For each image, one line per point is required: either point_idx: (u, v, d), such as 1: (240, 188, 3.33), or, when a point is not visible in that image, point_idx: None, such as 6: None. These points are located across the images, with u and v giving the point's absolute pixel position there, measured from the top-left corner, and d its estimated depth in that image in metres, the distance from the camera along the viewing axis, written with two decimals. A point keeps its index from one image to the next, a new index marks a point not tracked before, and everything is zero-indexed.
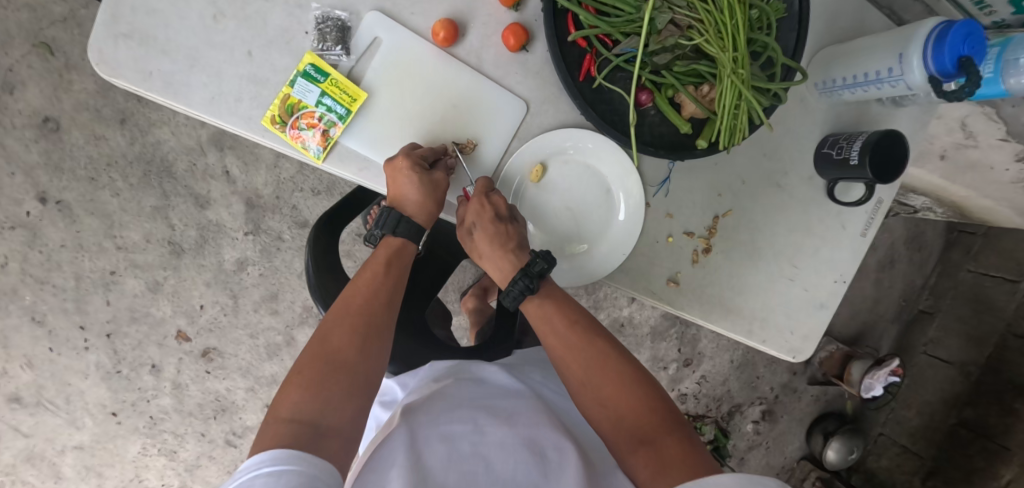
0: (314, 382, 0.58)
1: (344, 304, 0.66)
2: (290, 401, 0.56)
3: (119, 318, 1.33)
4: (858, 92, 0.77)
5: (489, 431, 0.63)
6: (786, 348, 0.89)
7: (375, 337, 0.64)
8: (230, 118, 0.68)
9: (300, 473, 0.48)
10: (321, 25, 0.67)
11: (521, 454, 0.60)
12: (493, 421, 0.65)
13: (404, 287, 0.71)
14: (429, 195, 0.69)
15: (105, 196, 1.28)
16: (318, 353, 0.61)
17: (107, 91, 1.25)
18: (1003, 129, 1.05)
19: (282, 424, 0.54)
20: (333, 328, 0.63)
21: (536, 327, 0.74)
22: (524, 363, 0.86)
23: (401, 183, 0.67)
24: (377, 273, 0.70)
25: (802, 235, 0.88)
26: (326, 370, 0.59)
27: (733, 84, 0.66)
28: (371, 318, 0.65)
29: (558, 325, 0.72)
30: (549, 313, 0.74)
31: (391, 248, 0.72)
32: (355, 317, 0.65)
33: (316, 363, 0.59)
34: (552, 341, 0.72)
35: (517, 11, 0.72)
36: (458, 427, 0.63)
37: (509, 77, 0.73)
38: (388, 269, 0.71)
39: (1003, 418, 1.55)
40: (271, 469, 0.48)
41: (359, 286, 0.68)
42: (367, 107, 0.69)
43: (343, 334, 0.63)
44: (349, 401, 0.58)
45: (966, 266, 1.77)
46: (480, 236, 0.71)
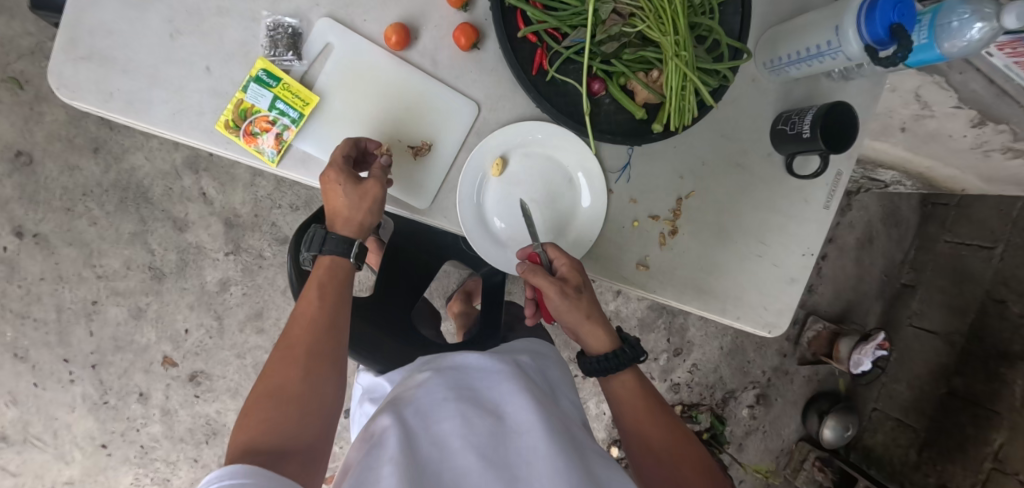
0: (269, 417, 0.59)
1: (293, 325, 0.66)
2: (244, 439, 0.57)
3: (103, 347, 1.32)
4: (803, 67, 0.78)
5: (477, 423, 0.67)
6: (762, 324, 0.91)
7: (328, 354, 0.65)
8: (192, 132, 0.69)
9: (259, 484, 0.49)
10: (273, 32, 0.69)
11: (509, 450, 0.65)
12: (479, 412, 0.69)
13: (350, 300, 0.70)
14: (358, 206, 0.69)
15: (82, 225, 1.28)
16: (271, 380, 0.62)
17: (79, 121, 1.26)
18: (954, 96, 1.07)
19: (239, 461, 0.55)
20: (285, 352, 0.64)
21: (620, 399, 0.74)
22: (509, 349, 0.89)
23: (331, 189, 0.68)
24: (323, 291, 0.68)
25: (768, 213, 0.90)
26: (278, 402, 0.60)
27: (677, 66, 0.68)
28: (318, 341, 0.65)
29: (642, 404, 0.74)
30: (633, 390, 0.75)
31: (325, 269, 0.69)
32: (305, 337, 0.65)
33: (266, 397, 0.60)
34: (612, 385, 0.76)
35: (466, 11, 0.73)
36: (447, 420, 0.67)
37: (465, 76, 0.74)
38: (332, 286, 0.69)
39: (989, 384, 1.57)
40: (228, 481, 0.49)
41: (306, 303, 0.67)
42: (320, 110, 0.70)
43: (295, 359, 0.63)
44: (304, 425, 0.60)
45: (943, 238, 1.79)
46: (588, 298, 0.73)
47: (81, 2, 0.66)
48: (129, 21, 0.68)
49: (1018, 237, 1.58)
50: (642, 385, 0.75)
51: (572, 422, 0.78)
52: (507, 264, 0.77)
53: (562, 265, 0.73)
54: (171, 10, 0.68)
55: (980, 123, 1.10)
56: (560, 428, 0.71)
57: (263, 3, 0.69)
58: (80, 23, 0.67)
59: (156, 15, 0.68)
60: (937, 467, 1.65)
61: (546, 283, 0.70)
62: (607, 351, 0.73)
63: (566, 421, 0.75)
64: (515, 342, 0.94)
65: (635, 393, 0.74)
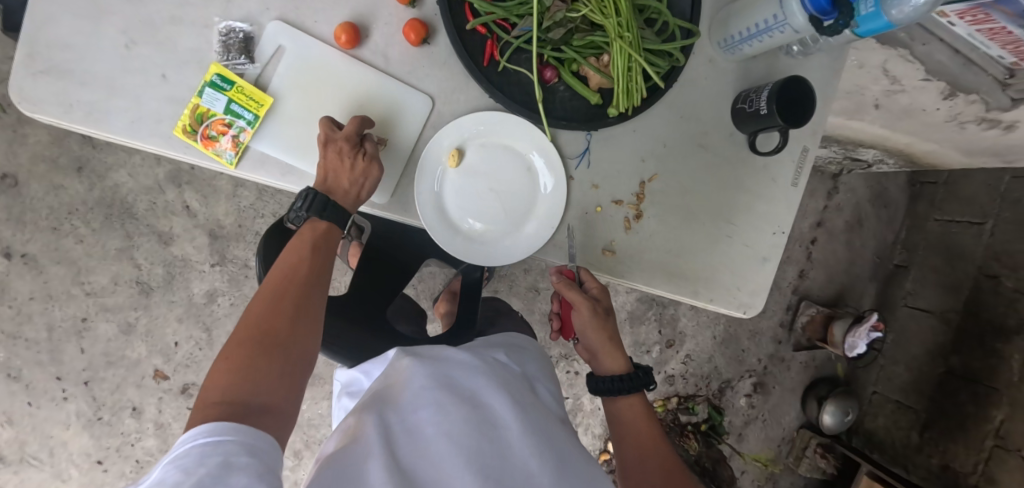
0: (247, 365, 0.59)
1: (274, 283, 0.67)
2: (219, 383, 0.57)
3: (95, 364, 1.34)
4: (754, 43, 0.79)
5: (452, 410, 0.67)
6: (736, 305, 0.92)
7: (308, 317, 0.66)
8: (152, 139, 0.71)
9: (235, 444, 0.50)
10: (226, 38, 0.70)
11: (483, 435, 0.65)
12: (454, 400, 0.69)
13: (330, 268, 0.73)
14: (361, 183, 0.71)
15: (69, 243, 1.30)
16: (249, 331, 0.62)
17: (62, 141, 1.28)
18: (921, 68, 1.07)
19: (212, 403, 0.55)
20: (266, 307, 0.65)
21: (622, 416, 0.83)
22: (487, 344, 0.89)
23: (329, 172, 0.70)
24: (308, 256, 0.71)
25: (734, 192, 0.90)
26: (259, 351, 0.60)
27: (621, 48, 0.70)
28: (301, 295, 0.67)
29: (641, 424, 0.82)
30: (634, 411, 0.83)
31: (313, 232, 0.72)
32: (288, 298, 0.66)
33: (244, 344, 0.61)
34: (618, 404, 0.84)
35: (414, 7, 0.74)
36: (422, 410, 0.67)
37: (416, 71, 0.75)
38: (317, 250, 0.72)
39: (987, 360, 1.55)
40: (206, 440, 0.50)
41: (288, 264, 0.69)
42: (275, 111, 0.72)
43: (277, 316, 0.64)
44: (283, 380, 0.60)
45: (932, 216, 1.77)
46: (610, 320, 0.85)
47: (37, 17, 0.68)
48: (85, 33, 0.69)
49: (1007, 211, 1.56)
50: (647, 410, 0.84)
51: (550, 414, 0.78)
52: (470, 254, 0.77)
53: (593, 287, 0.83)
54: (125, 21, 0.69)
55: (951, 95, 1.11)
56: (535, 421, 0.72)
57: (216, 10, 0.71)
58: (38, 38, 0.68)
59: (111, 26, 0.69)
60: (939, 447, 1.62)
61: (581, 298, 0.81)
62: (621, 372, 0.84)
63: (542, 413, 0.76)
64: (494, 336, 0.94)
65: (640, 414, 0.82)
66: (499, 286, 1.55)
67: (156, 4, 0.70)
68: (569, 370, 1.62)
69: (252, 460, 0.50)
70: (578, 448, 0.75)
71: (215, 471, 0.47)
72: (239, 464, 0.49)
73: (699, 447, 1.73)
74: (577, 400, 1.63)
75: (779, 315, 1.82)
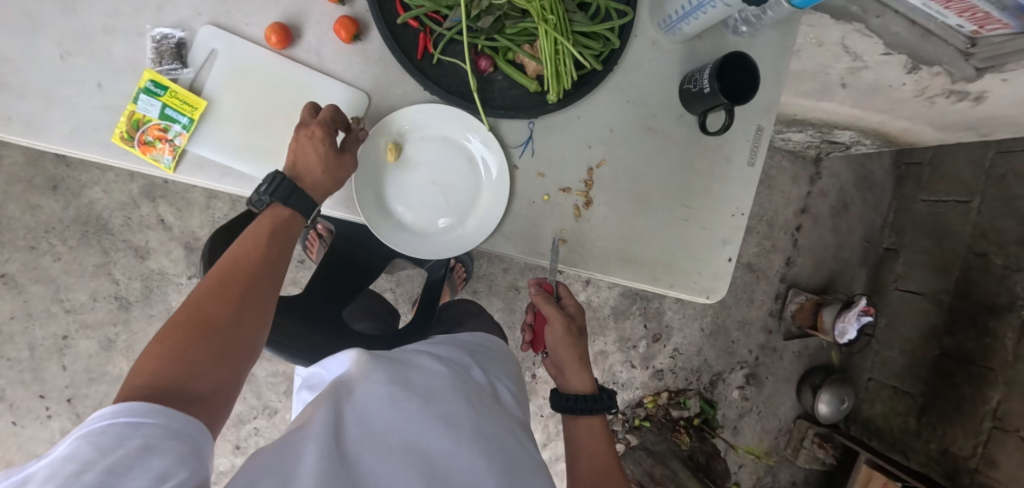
0: (183, 352, 0.54)
1: (228, 265, 0.62)
2: (147, 367, 0.52)
3: (77, 381, 1.35)
4: (692, 21, 0.77)
5: (405, 406, 0.64)
6: (698, 289, 0.90)
7: (258, 305, 0.61)
8: (92, 148, 0.71)
9: (160, 427, 0.47)
10: (159, 45, 0.71)
11: (434, 437, 0.62)
12: (408, 395, 0.65)
13: (288, 257, 0.67)
14: (334, 172, 0.70)
15: (47, 262, 1.32)
16: (191, 312, 0.57)
17: (36, 161, 1.30)
18: (879, 42, 1.05)
19: (138, 388, 0.50)
20: (213, 291, 0.59)
21: (581, 437, 0.84)
22: (449, 339, 0.84)
23: (298, 145, 0.69)
24: (268, 240, 0.65)
25: (688, 175, 0.88)
26: (197, 334, 0.55)
27: (545, 33, 0.70)
28: (253, 280, 0.62)
29: (598, 447, 0.83)
30: (592, 434, 0.84)
31: (271, 219, 0.67)
32: (240, 283, 0.61)
33: (183, 328, 0.55)
34: (579, 427, 0.85)
35: (345, 5, 0.75)
36: (374, 404, 0.63)
37: (351, 68, 0.76)
38: (279, 236, 0.66)
39: (981, 341, 1.51)
40: (128, 420, 0.46)
41: (247, 247, 0.64)
42: (210, 114, 0.72)
43: (223, 301, 0.59)
44: (220, 370, 0.55)
45: (919, 197, 1.71)
46: (583, 341, 0.90)
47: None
48: (18, 45, 0.69)
49: (993, 187, 1.51)
50: (605, 435, 0.85)
51: (507, 412, 0.75)
52: (413, 247, 0.77)
53: (570, 305, 0.92)
54: (59, 32, 0.70)
55: (915, 68, 1.09)
56: (490, 425, 0.68)
57: (148, 18, 0.72)
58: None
59: (44, 38, 0.70)
60: (938, 432, 1.57)
61: (555, 310, 0.88)
62: (585, 391, 0.87)
63: (497, 410, 0.73)
64: (460, 332, 0.90)
65: (598, 435, 0.84)
66: (477, 286, 1.54)
67: (88, 14, 0.70)
68: None
69: (178, 444, 0.47)
70: (530, 448, 0.72)
71: (135, 455, 0.44)
72: (164, 449, 0.46)
73: (691, 441, 1.70)
74: None
75: (767, 304, 1.78)
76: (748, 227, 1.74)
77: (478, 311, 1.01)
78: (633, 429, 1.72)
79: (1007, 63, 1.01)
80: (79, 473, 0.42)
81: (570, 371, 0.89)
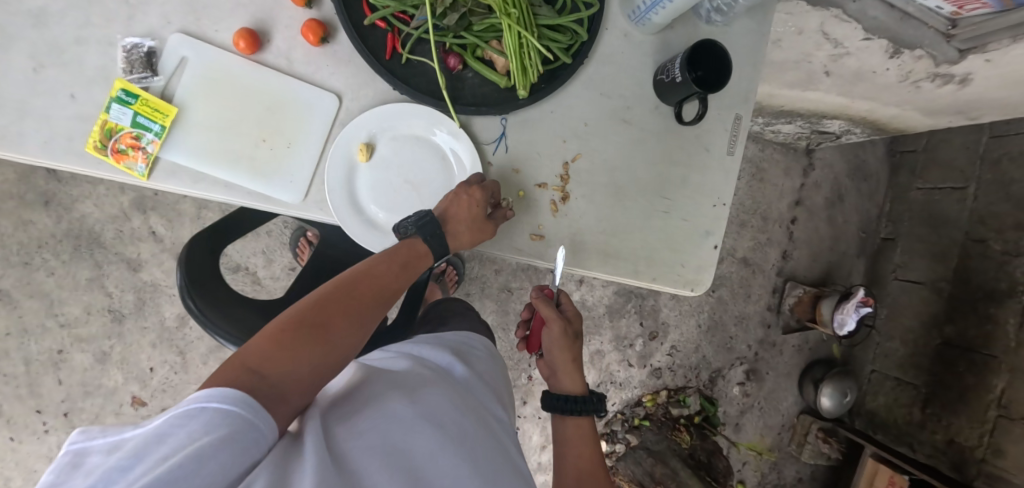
0: (294, 346, 0.57)
1: (354, 286, 0.68)
2: (259, 350, 0.56)
3: (73, 395, 1.36)
4: (660, 11, 0.77)
5: (391, 404, 0.57)
6: (682, 282, 0.89)
7: (360, 330, 0.65)
8: (67, 158, 0.71)
9: (244, 419, 0.48)
10: (129, 54, 0.72)
11: (423, 435, 0.55)
12: (396, 393, 0.59)
13: (396, 299, 0.72)
14: (475, 231, 0.77)
15: (41, 277, 1.33)
16: (308, 316, 0.61)
17: (28, 177, 1.31)
18: (858, 27, 1.04)
19: (244, 367, 0.53)
20: (335, 304, 0.64)
21: (569, 437, 0.83)
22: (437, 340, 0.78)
23: (461, 208, 0.75)
24: (390, 276, 0.71)
25: (666, 167, 0.87)
26: (307, 335, 0.59)
27: (509, 27, 0.70)
28: (360, 306, 0.66)
29: (586, 449, 0.82)
30: (581, 435, 0.84)
31: (404, 252, 0.74)
32: (355, 308, 0.66)
33: (301, 326, 0.60)
34: (566, 426, 0.84)
35: (313, 9, 0.75)
36: (358, 404, 0.57)
37: (320, 71, 0.76)
38: (399, 273, 0.72)
39: (982, 328, 1.47)
40: (219, 405, 0.47)
41: (372, 277, 0.70)
42: (180, 121, 0.72)
43: (338, 317, 0.63)
44: (312, 376, 0.57)
45: (914, 185, 1.69)
46: (578, 344, 0.89)
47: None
48: None
49: (988, 172, 1.48)
50: (592, 435, 0.84)
51: (500, 428, 0.68)
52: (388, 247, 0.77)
53: (568, 309, 0.89)
54: (32, 45, 0.70)
55: (896, 53, 1.08)
56: (480, 432, 0.62)
57: (117, 28, 0.72)
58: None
59: (17, 51, 0.70)
60: (943, 422, 1.53)
61: (554, 314, 0.86)
62: (577, 392, 0.86)
63: (486, 422, 0.66)
64: (444, 333, 0.83)
65: (586, 437, 0.83)
66: (469, 289, 1.53)
67: (60, 26, 0.70)
68: None
69: (254, 443, 0.47)
70: (518, 465, 0.64)
71: (219, 446, 0.44)
72: (245, 446, 0.46)
73: (691, 439, 1.67)
74: None
75: (765, 299, 1.76)
76: (742, 221, 1.72)
77: (463, 311, 1.00)
78: (633, 429, 1.70)
79: (989, 43, 1.00)
80: (166, 457, 0.43)
81: (565, 372, 0.87)
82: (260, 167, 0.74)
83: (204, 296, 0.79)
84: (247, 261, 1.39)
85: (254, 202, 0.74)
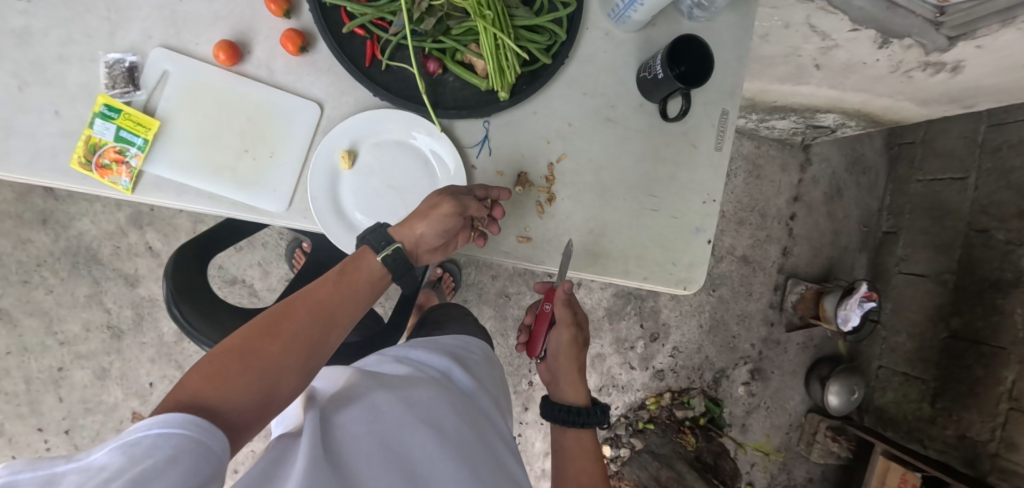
0: (220, 373, 0.55)
1: (302, 299, 0.64)
2: (195, 381, 0.54)
3: (73, 412, 1.36)
4: (638, 8, 0.76)
5: (386, 409, 0.58)
6: (674, 281, 0.87)
7: (309, 347, 0.61)
8: (50, 174, 0.68)
9: (191, 440, 0.47)
10: (111, 69, 0.70)
11: (419, 439, 0.57)
12: (391, 397, 0.60)
13: (356, 307, 0.67)
14: (427, 213, 0.71)
15: (40, 294, 1.34)
16: (248, 339, 0.58)
17: (25, 197, 1.32)
18: (845, 18, 1.03)
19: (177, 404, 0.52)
20: (280, 322, 0.61)
21: (570, 449, 0.82)
22: (433, 340, 0.79)
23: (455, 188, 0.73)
24: (348, 285, 0.67)
25: (652, 164, 0.85)
26: (244, 361, 0.56)
27: (485, 30, 0.70)
28: (308, 321, 0.62)
29: (588, 460, 0.80)
30: (583, 447, 0.82)
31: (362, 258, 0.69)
32: (302, 324, 0.62)
33: (231, 351, 0.57)
34: (567, 435, 0.83)
35: (292, 18, 0.74)
36: (353, 407, 0.58)
37: (301, 80, 0.75)
38: (359, 281, 0.68)
39: (989, 318, 1.43)
40: (161, 430, 0.46)
41: (326, 288, 0.66)
42: (163, 133, 0.70)
43: (280, 336, 0.60)
44: (254, 403, 0.55)
45: (914, 177, 1.66)
46: (583, 356, 0.88)
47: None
48: None
49: (988, 161, 1.46)
50: (594, 446, 0.83)
51: (495, 426, 0.69)
52: None
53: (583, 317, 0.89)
54: (15, 64, 0.68)
55: (885, 43, 1.07)
56: (475, 433, 0.63)
57: (99, 44, 0.70)
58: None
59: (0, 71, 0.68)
60: (954, 417, 1.49)
61: (568, 316, 0.86)
62: (578, 401, 0.85)
63: (484, 426, 0.67)
64: (440, 336, 0.83)
65: (588, 450, 0.82)
66: (467, 294, 1.53)
67: (42, 45, 0.68)
68: None
69: (206, 463, 0.47)
70: (516, 470, 0.66)
71: (165, 466, 0.44)
72: (200, 463, 0.46)
73: (697, 442, 1.65)
74: None
75: (767, 297, 1.74)
76: (740, 218, 1.71)
77: (456, 314, 0.99)
78: (637, 433, 1.68)
79: (978, 30, 0.99)
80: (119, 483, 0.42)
81: (569, 378, 0.86)
82: (244, 178, 0.72)
83: (193, 303, 0.81)
84: (244, 273, 1.40)
85: (241, 214, 0.73)
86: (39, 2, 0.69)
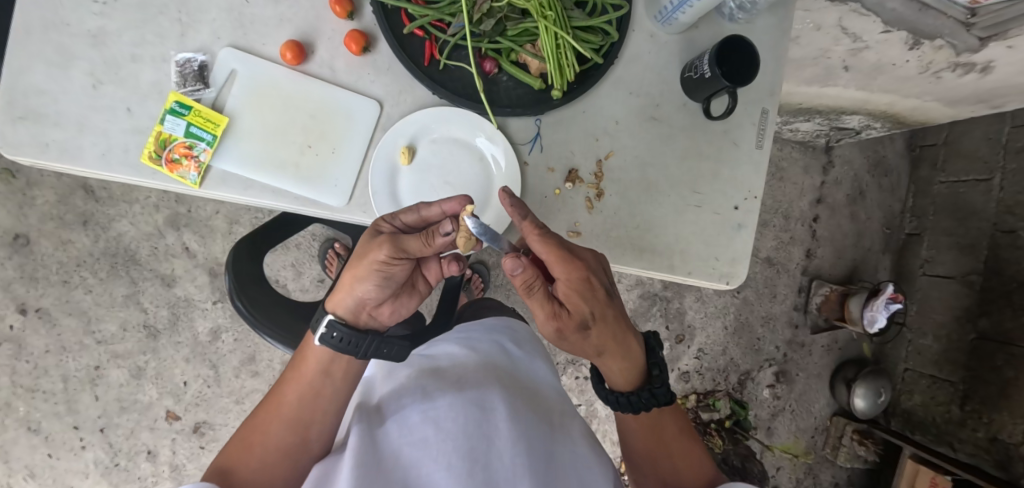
0: None
1: (272, 404, 0.70)
2: None
3: (109, 410, 1.38)
4: (686, 10, 0.78)
5: (438, 397, 0.63)
6: (717, 275, 0.87)
7: (289, 439, 0.67)
8: (122, 169, 0.71)
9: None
10: (183, 68, 0.72)
11: (471, 416, 0.60)
12: (442, 387, 0.65)
13: (328, 384, 0.71)
14: (351, 273, 0.67)
15: (79, 294, 1.36)
16: (242, 446, 0.68)
17: (67, 198, 1.34)
18: (877, 20, 1.06)
19: None
20: (261, 425, 0.69)
21: (634, 427, 0.78)
22: (480, 323, 0.83)
23: (379, 228, 0.69)
24: (306, 378, 0.70)
25: (696, 161, 0.86)
26: (239, 467, 0.66)
27: (547, 29, 0.73)
28: (282, 416, 0.69)
29: (651, 436, 0.78)
30: (646, 424, 0.77)
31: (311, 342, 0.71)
32: (278, 419, 0.69)
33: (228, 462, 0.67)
34: (626, 415, 0.77)
35: (354, 20, 0.77)
36: (410, 401, 0.64)
37: (362, 79, 0.77)
38: (314, 372, 0.70)
39: (1018, 319, 1.42)
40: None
41: (286, 388, 0.70)
42: (231, 130, 0.72)
43: (262, 437, 0.67)
44: None
45: (937, 179, 1.67)
46: (605, 324, 0.67)
47: (13, 70, 0.69)
48: (52, 76, 0.70)
49: (1012, 161, 1.46)
50: (660, 414, 0.77)
51: (551, 405, 0.73)
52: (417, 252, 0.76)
53: (563, 284, 0.65)
54: (91, 64, 0.71)
55: (916, 44, 1.10)
56: (530, 413, 0.67)
57: (171, 44, 0.72)
58: (14, 87, 0.69)
59: (77, 70, 0.70)
60: (985, 419, 1.47)
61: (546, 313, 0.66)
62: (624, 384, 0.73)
63: (538, 406, 0.70)
64: (484, 319, 0.86)
65: (649, 427, 0.77)
66: (496, 295, 1.53)
67: (116, 45, 0.71)
68: (579, 375, 1.55)
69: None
70: (577, 445, 0.68)
71: None
72: None
73: (723, 444, 1.64)
74: (590, 407, 1.56)
75: (791, 298, 1.74)
76: (764, 221, 1.72)
77: (498, 307, 1.01)
78: None
79: (1010, 30, 1.01)
80: None
81: (608, 362, 0.71)
82: (306, 172, 0.74)
83: (251, 298, 0.87)
84: (277, 274, 1.42)
85: (302, 207, 0.75)
86: (114, 4, 0.72)
